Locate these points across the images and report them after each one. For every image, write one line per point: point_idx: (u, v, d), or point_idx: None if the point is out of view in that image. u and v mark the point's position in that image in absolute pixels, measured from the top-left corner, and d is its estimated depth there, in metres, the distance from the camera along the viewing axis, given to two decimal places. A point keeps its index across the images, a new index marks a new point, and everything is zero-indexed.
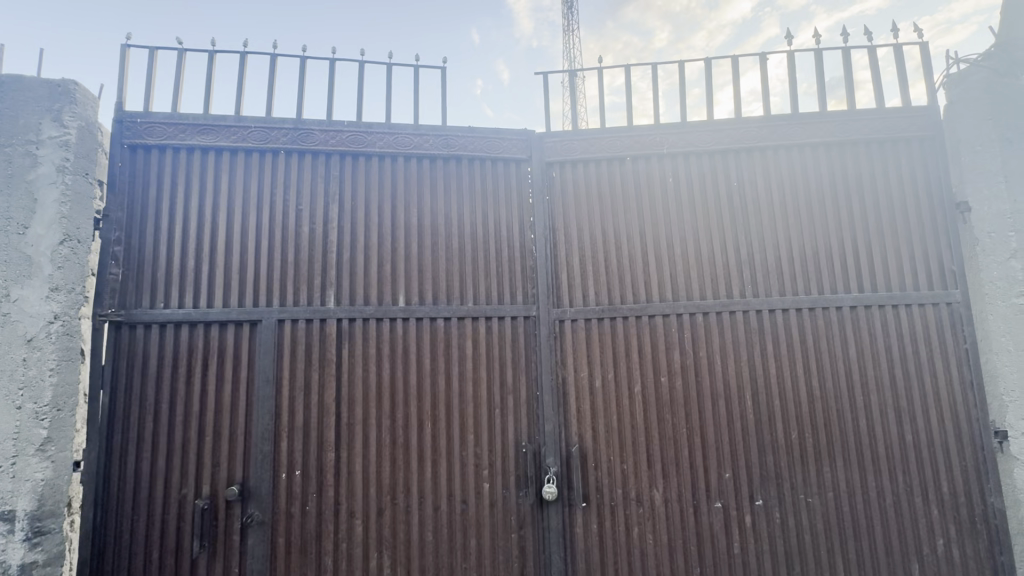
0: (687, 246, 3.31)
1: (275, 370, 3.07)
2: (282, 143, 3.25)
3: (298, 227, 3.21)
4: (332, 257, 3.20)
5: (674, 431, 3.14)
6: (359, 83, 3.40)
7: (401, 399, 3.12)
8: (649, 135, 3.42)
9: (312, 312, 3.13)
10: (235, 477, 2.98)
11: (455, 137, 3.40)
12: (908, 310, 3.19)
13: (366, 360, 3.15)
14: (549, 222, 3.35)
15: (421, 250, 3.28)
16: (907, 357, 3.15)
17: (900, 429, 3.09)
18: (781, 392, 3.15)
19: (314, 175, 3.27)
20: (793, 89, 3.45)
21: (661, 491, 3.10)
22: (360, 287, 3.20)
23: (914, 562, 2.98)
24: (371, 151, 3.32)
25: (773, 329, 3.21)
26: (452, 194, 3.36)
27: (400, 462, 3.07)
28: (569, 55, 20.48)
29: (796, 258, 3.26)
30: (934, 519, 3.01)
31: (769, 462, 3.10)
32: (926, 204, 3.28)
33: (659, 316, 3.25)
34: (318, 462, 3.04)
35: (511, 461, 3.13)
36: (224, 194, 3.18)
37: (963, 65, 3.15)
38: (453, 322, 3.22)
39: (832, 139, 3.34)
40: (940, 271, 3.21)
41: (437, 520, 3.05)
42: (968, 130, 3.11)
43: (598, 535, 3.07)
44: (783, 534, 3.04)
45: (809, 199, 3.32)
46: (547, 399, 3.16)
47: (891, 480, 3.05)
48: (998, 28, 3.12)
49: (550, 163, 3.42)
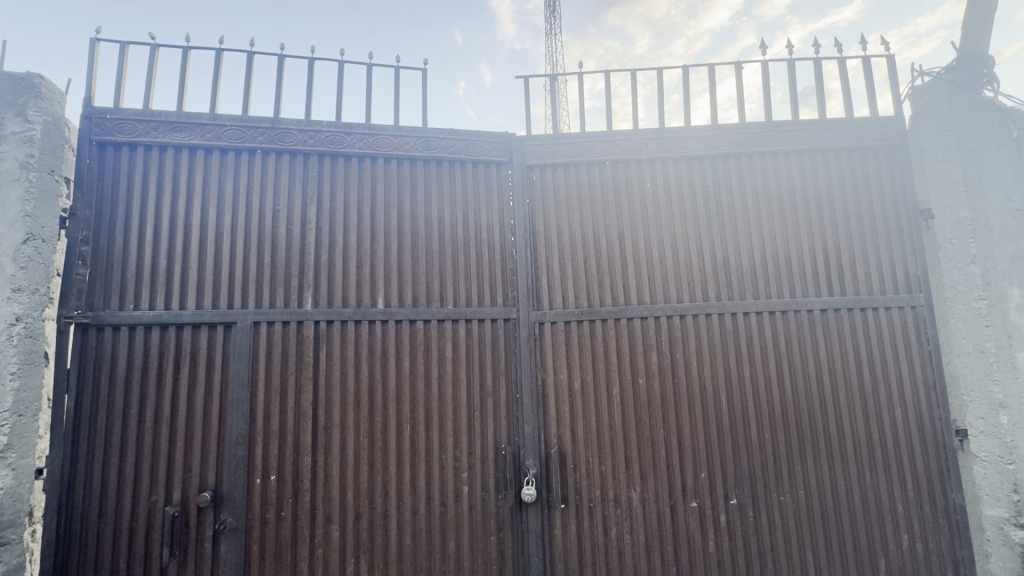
0: (665, 249, 3.36)
1: (250, 373, 3.01)
2: (259, 142, 3.19)
3: (274, 228, 3.16)
4: (310, 258, 3.16)
5: (651, 432, 3.19)
6: (339, 82, 3.35)
7: (379, 403, 3.10)
8: (628, 140, 3.47)
9: (288, 314, 3.08)
10: (207, 483, 2.91)
11: (436, 139, 3.40)
12: (875, 313, 3.30)
13: (344, 363, 3.11)
14: (530, 224, 3.37)
15: (401, 252, 3.26)
16: (874, 359, 3.25)
17: (867, 428, 3.19)
18: (754, 393, 3.23)
19: (292, 175, 3.23)
20: (767, 98, 3.54)
21: (638, 491, 3.13)
22: (338, 289, 3.16)
23: (881, 557, 3.08)
24: (350, 152, 3.29)
25: (747, 332, 3.28)
26: (432, 196, 3.35)
27: (379, 465, 3.04)
28: (551, 59, 20.75)
29: (769, 263, 3.34)
30: (899, 515, 3.12)
31: (743, 462, 3.16)
32: (892, 211, 3.40)
33: (637, 319, 3.29)
34: (294, 467, 2.99)
35: (490, 463, 3.13)
36: (198, 193, 3.11)
37: (927, 78, 3.28)
38: (433, 325, 3.21)
39: (803, 147, 3.44)
40: (905, 275, 3.33)
41: (415, 524, 3.03)
42: (932, 141, 3.24)
43: (576, 536, 3.09)
44: (756, 532, 3.11)
45: (782, 205, 3.41)
46: (526, 402, 3.17)
47: (859, 478, 3.15)
48: (960, 44, 3.26)
49: (530, 167, 3.44)
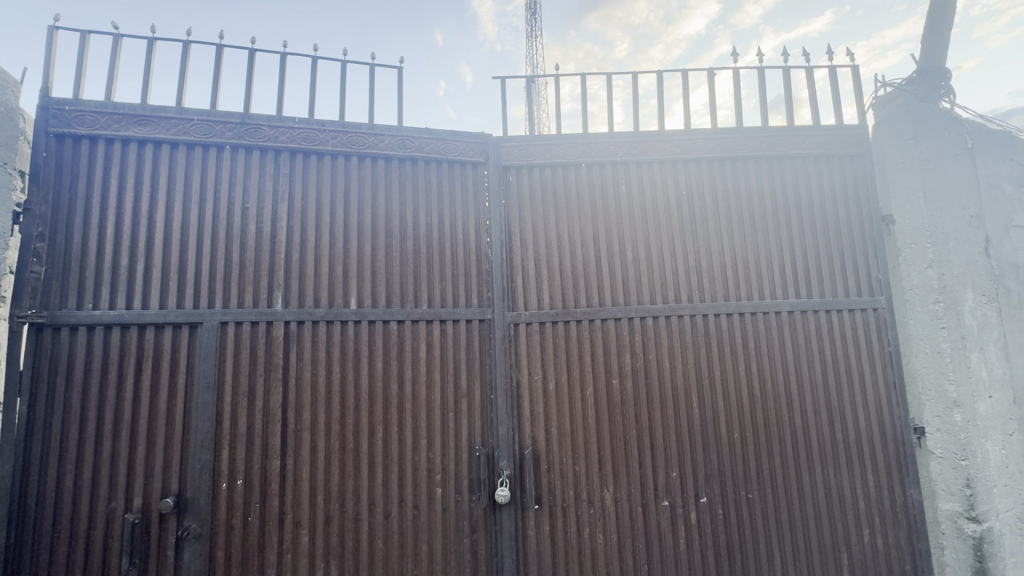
0: (638, 251, 3.40)
1: (217, 375, 2.93)
2: (227, 138, 3.11)
3: (243, 226, 3.09)
4: (281, 257, 3.09)
5: (624, 432, 3.22)
6: (312, 78, 3.29)
7: (351, 405, 3.05)
8: (603, 143, 3.50)
9: (257, 314, 3.01)
10: (170, 488, 2.82)
11: (411, 138, 3.36)
12: (839, 315, 3.41)
13: (315, 364, 3.05)
14: (505, 224, 3.37)
15: (375, 251, 3.22)
16: (838, 359, 3.36)
17: (831, 426, 3.29)
18: (725, 393, 3.29)
19: (262, 172, 3.16)
20: (739, 104, 3.62)
21: (611, 491, 3.16)
22: (309, 288, 3.10)
23: (844, 552, 3.18)
24: (323, 149, 3.23)
25: (718, 333, 3.35)
26: (407, 195, 3.32)
27: (350, 468, 3.00)
28: (532, 61, 20.93)
29: (739, 265, 3.42)
30: (861, 511, 3.22)
31: (713, 461, 3.22)
32: (856, 216, 3.52)
33: (611, 320, 3.32)
34: (262, 471, 2.92)
35: (464, 465, 3.11)
36: (163, 189, 3.01)
37: (889, 89, 3.41)
38: (407, 326, 3.17)
39: (773, 153, 3.52)
40: (867, 279, 3.45)
41: (388, 527, 2.99)
42: (893, 149, 3.36)
43: (550, 536, 3.10)
44: (725, 529, 3.17)
45: (753, 209, 3.49)
46: (501, 402, 3.16)
47: (823, 475, 3.24)
48: (920, 57, 3.40)
49: (506, 167, 3.44)
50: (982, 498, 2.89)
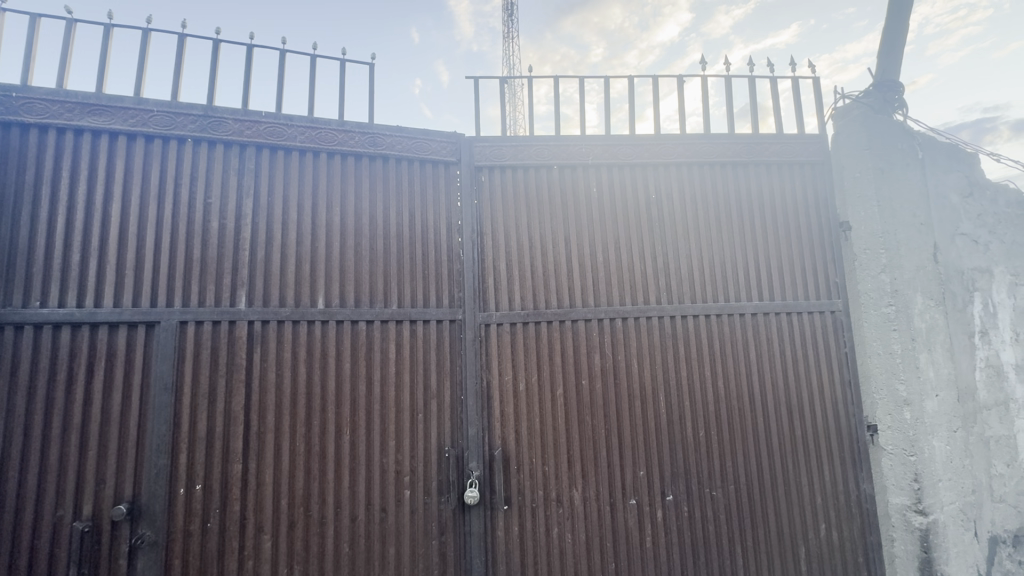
0: (609, 252, 3.45)
1: (175, 376, 2.82)
2: (189, 130, 3.00)
3: (205, 223, 2.99)
4: (245, 254, 3.01)
5: (593, 432, 3.26)
6: (280, 72, 3.20)
7: (318, 406, 2.99)
8: (576, 145, 3.52)
9: (219, 313, 2.91)
10: (123, 495, 2.69)
11: (382, 136, 3.31)
12: (799, 317, 3.53)
13: (280, 365, 2.98)
14: (477, 225, 3.36)
15: (344, 250, 3.16)
16: (798, 360, 3.48)
17: (791, 424, 3.40)
18: (691, 393, 3.37)
19: (226, 167, 3.06)
20: (707, 111, 3.70)
21: (580, 491, 3.19)
22: (275, 287, 3.02)
23: (801, 546, 3.29)
24: (291, 145, 3.15)
25: (685, 334, 3.42)
26: (377, 194, 3.27)
27: (316, 472, 2.93)
28: (508, 62, 21.04)
29: (705, 268, 3.50)
30: (818, 506, 3.34)
31: (679, 460, 3.29)
32: (815, 222, 3.66)
33: (581, 321, 3.35)
34: (223, 475, 2.83)
35: (433, 466, 3.09)
36: (119, 182, 2.89)
37: (847, 100, 3.55)
38: (376, 326, 3.13)
39: (738, 159, 3.63)
40: (826, 282, 3.59)
41: (354, 531, 2.94)
42: (851, 159, 3.51)
43: (519, 536, 3.11)
44: (690, 526, 3.24)
45: (719, 213, 3.58)
46: (471, 402, 3.15)
47: (783, 471, 3.35)
48: (876, 71, 3.56)
49: (479, 168, 3.44)
50: (928, 492, 3.04)
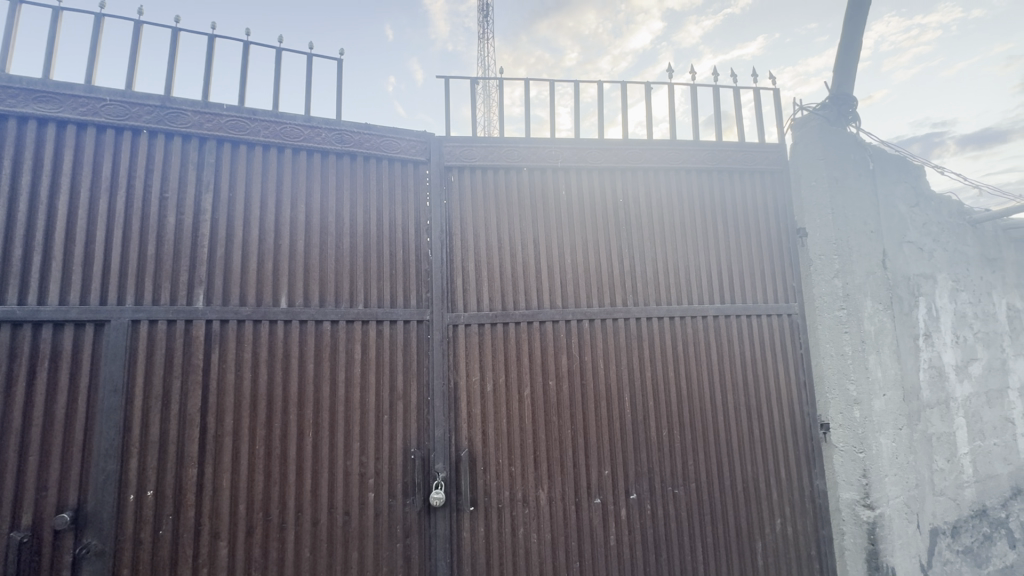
0: (577, 254, 3.49)
1: (126, 378, 2.70)
2: (144, 122, 2.87)
3: (160, 218, 2.87)
4: (203, 251, 2.91)
5: (560, 432, 3.28)
6: (243, 65, 3.11)
7: (279, 408, 2.91)
8: (546, 148, 3.55)
9: (175, 312, 2.80)
10: (67, 502, 2.56)
11: (350, 133, 3.25)
12: (758, 319, 3.65)
13: (239, 366, 2.89)
14: (446, 225, 3.34)
15: (308, 248, 3.09)
16: (757, 361, 3.59)
17: (749, 423, 3.52)
18: (655, 393, 3.44)
19: (184, 160, 2.95)
20: (674, 117, 3.79)
21: (546, 490, 3.21)
22: (235, 286, 2.93)
23: (758, 542, 3.40)
24: (254, 140, 3.05)
25: (650, 335, 3.49)
26: (344, 191, 3.21)
27: (276, 475, 2.86)
28: (483, 62, 21.08)
29: (670, 271, 3.58)
30: (774, 502, 3.46)
31: (643, 459, 3.35)
32: (775, 227, 3.78)
33: (549, 322, 3.37)
34: (177, 480, 2.72)
35: (399, 468, 3.06)
36: (67, 174, 2.74)
37: (805, 112, 3.70)
38: (341, 326, 3.07)
39: (702, 165, 3.73)
40: (784, 286, 3.71)
41: (316, 535, 2.88)
42: (807, 169, 3.65)
43: (484, 537, 3.10)
44: (652, 523, 3.31)
45: (683, 218, 3.67)
46: (438, 403, 3.13)
47: (741, 468, 3.46)
48: (832, 84, 3.72)
49: (449, 168, 3.42)
50: (875, 487, 3.20)
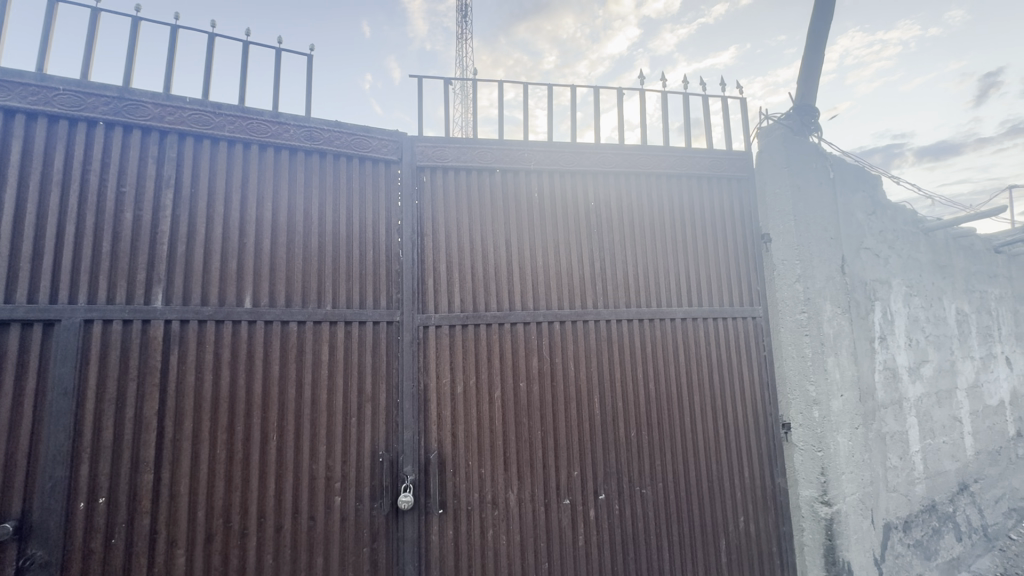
0: (548, 257, 3.51)
1: (77, 380, 2.58)
2: (100, 113, 2.76)
3: (117, 213, 2.76)
4: (163, 249, 2.81)
5: (530, 434, 3.29)
6: (208, 57, 3.01)
7: (242, 411, 2.83)
8: (519, 150, 3.56)
9: (131, 312, 2.69)
10: (10, 512, 2.43)
11: (320, 130, 3.19)
12: (724, 322, 3.74)
13: (200, 368, 2.80)
14: (417, 225, 3.32)
15: (275, 248, 3.02)
16: (722, 362, 3.68)
17: (714, 423, 3.60)
18: (624, 394, 3.48)
19: (143, 154, 2.84)
20: (645, 123, 3.85)
21: (515, 492, 3.22)
22: (196, 285, 2.84)
23: (722, 539, 3.48)
24: (218, 134, 2.97)
25: (620, 337, 3.54)
26: (312, 190, 3.15)
27: (238, 480, 2.78)
28: (461, 63, 21.07)
29: (640, 274, 3.64)
30: (738, 500, 3.54)
31: (612, 460, 3.39)
32: (741, 233, 3.88)
33: (520, 324, 3.38)
34: (131, 486, 2.62)
35: (366, 471, 3.01)
36: (14, 165, 2.60)
37: (770, 121, 3.81)
38: (308, 326, 3.01)
39: (671, 171, 3.80)
40: (749, 290, 3.82)
41: (279, 541, 2.81)
42: (771, 177, 3.77)
43: (453, 540, 3.08)
44: (620, 523, 3.35)
45: (653, 222, 3.73)
46: (407, 405, 3.10)
47: (707, 466, 3.53)
48: (796, 95, 3.85)
49: (421, 168, 3.39)
50: (832, 484, 3.31)
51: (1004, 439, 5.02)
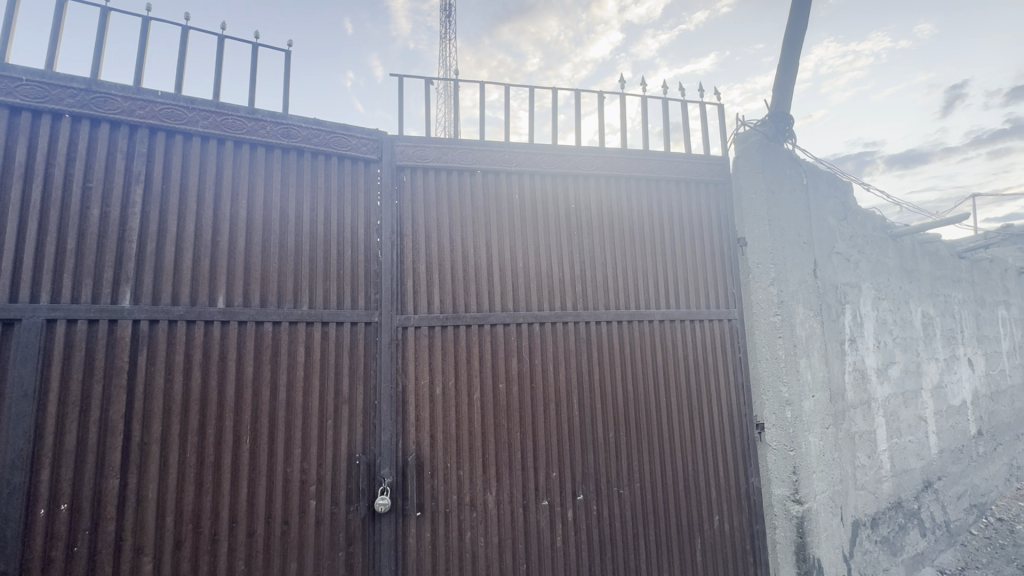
0: (529, 258, 3.51)
1: (38, 382, 2.48)
2: (66, 105, 2.66)
3: (83, 209, 2.67)
4: (132, 246, 2.72)
5: (508, 435, 3.29)
6: (182, 50, 2.94)
7: (214, 414, 2.77)
8: (500, 152, 3.56)
9: (96, 311, 2.61)
10: None
11: (297, 128, 3.14)
12: (701, 324, 3.80)
13: (171, 369, 2.72)
14: (397, 225, 3.29)
15: (250, 246, 2.96)
16: (699, 364, 3.74)
17: (690, 423, 3.65)
18: (602, 395, 3.51)
19: (111, 149, 2.75)
20: (625, 126, 3.88)
21: (494, 494, 3.21)
22: (166, 285, 2.76)
23: (697, 538, 3.53)
24: (192, 130, 2.89)
25: (598, 338, 3.57)
26: (289, 189, 3.09)
27: (209, 484, 2.71)
28: (445, 63, 21.03)
29: (619, 276, 3.67)
30: (713, 499, 3.60)
31: (590, 460, 3.41)
32: (718, 236, 3.95)
33: (499, 325, 3.38)
34: (95, 492, 2.53)
35: (342, 474, 2.97)
36: None
37: (746, 127, 3.89)
38: (283, 327, 2.95)
39: (651, 175, 3.85)
40: (725, 293, 3.88)
41: (251, 546, 2.75)
42: (746, 182, 3.85)
43: (431, 543, 3.06)
44: (598, 523, 3.37)
45: (632, 225, 3.77)
46: (385, 407, 3.07)
47: (683, 466, 3.58)
48: (772, 102, 3.94)
49: (400, 167, 3.36)
50: (804, 483, 3.39)
51: (966, 438, 5.22)
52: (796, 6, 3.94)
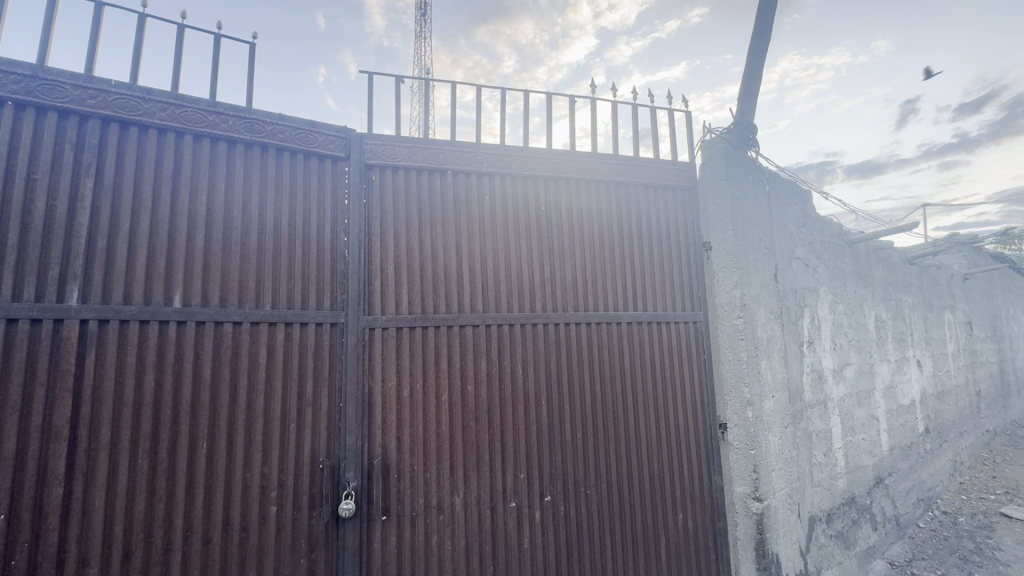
0: (499, 259, 3.51)
1: None
2: (10, 92, 2.51)
3: (27, 202, 2.52)
4: (81, 242, 2.59)
5: (476, 437, 3.28)
6: (138, 38, 2.82)
7: (169, 418, 2.66)
8: (471, 153, 3.55)
9: (40, 311, 2.47)
10: None
11: (261, 122, 3.05)
12: (668, 326, 3.87)
13: (121, 372, 2.60)
14: (364, 224, 3.23)
15: (208, 244, 2.86)
16: (665, 365, 3.81)
17: (656, 423, 3.72)
18: (570, 396, 3.54)
19: (59, 139, 2.61)
20: (595, 130, 3.92)
21: (461, 496, 3.19)
22: (117, 283, 2.63)
23: (661, 536, 3.59)
24: (148, 122, 2.77)
25: (567, 339, 3.59)
26: (252, 185, 3.00)
27: (162, 491, 2.60)
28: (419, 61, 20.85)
29: (587, 278, 3.71)
30: (677, 497, 3.67)
31: (557, 461, 3.43)
32: (684, 241, 4.03)
33: (468, 326, 3.37)
34: (36, 502, 2.39)
35: (305, 479, 2.90)
36: None
37: (712, 135, 3.98)
38: (245, 328, 2.86)
39: (620, 178, 3.90)
40: (691, 296, 3.96)
41: (207, 555, 2.65)
42: (712, 188, 3.94)
43: (396, 547, 3.02)
44: (565, 524, 3.39)
45: (601, 227, 3.82)
46: (350, 410, 3.00)
47: (649, 466, 3.64)
48: (737, 110, 4.05)
49: (369, 166, 3.31)
50: (764, 481, 3.50)
51: (914, 435, 5.48)
52: (760, 19, 4.07)
